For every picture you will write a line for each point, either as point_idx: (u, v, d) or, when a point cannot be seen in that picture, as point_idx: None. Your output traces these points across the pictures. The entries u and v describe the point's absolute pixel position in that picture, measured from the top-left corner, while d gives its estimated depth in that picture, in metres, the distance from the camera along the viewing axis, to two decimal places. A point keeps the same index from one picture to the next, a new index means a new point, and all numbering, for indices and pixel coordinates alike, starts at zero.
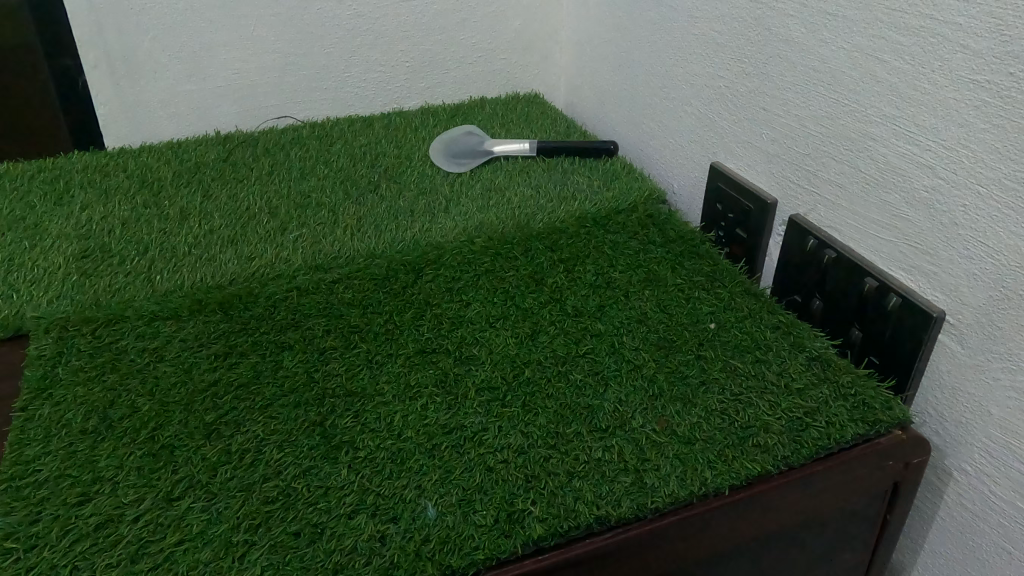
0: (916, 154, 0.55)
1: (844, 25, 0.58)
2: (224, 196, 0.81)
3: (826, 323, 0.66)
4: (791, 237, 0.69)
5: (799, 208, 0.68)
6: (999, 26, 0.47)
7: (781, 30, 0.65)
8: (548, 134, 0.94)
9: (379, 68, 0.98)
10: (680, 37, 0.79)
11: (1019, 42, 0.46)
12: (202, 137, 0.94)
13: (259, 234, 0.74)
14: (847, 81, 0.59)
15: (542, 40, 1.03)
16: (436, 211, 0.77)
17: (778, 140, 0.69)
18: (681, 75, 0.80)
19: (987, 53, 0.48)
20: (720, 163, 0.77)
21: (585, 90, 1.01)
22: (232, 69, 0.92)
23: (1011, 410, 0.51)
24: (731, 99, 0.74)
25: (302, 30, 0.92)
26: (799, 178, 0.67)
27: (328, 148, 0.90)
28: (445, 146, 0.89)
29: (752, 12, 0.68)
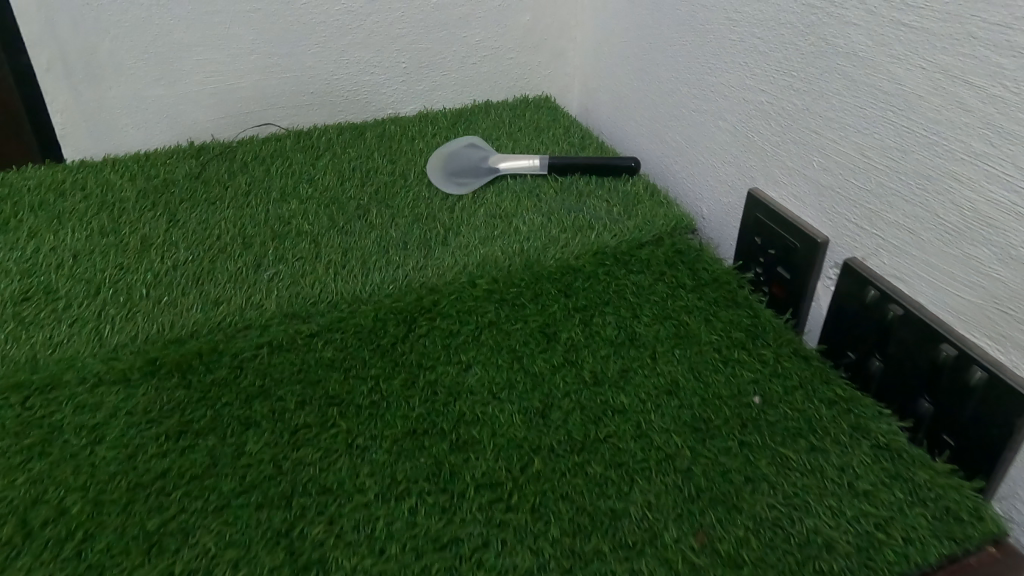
0: (1013, 202, 0.45)
1: (924, 40, 0.48)
2: (193, 222, 0.71)
3: (888, 388, 0.56)
4: (847, 284, 0.58)
5: (855, 251, 0.58)
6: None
7: (840, 41, 0.55)
8: (561, 147, 0.84)
9: (371, 69, 0.87)
10: (713, 41, 0.69)
11: None
12: (173, 148, 0.83)
13: (230, 273, 0.64)
14: (924, 108, 0.49)
15: (555, 37, 0.92)
16: (432, 245, 0.67)
17: (830, 169, 0.58)
18: (715, 86, 0.70)
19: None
20: (758, 190, 0.67)
21: (602, 95, 0.90)
22: (207, 72, 0.82)
23: None
24: (775, 118, 0.63)
25: (284, 28, 0.81)
26: (856, 216, 0.57)
27: (314, 162, 0.80)
28: (445, 162, 0.78)
29: (803, 18, 0.58)
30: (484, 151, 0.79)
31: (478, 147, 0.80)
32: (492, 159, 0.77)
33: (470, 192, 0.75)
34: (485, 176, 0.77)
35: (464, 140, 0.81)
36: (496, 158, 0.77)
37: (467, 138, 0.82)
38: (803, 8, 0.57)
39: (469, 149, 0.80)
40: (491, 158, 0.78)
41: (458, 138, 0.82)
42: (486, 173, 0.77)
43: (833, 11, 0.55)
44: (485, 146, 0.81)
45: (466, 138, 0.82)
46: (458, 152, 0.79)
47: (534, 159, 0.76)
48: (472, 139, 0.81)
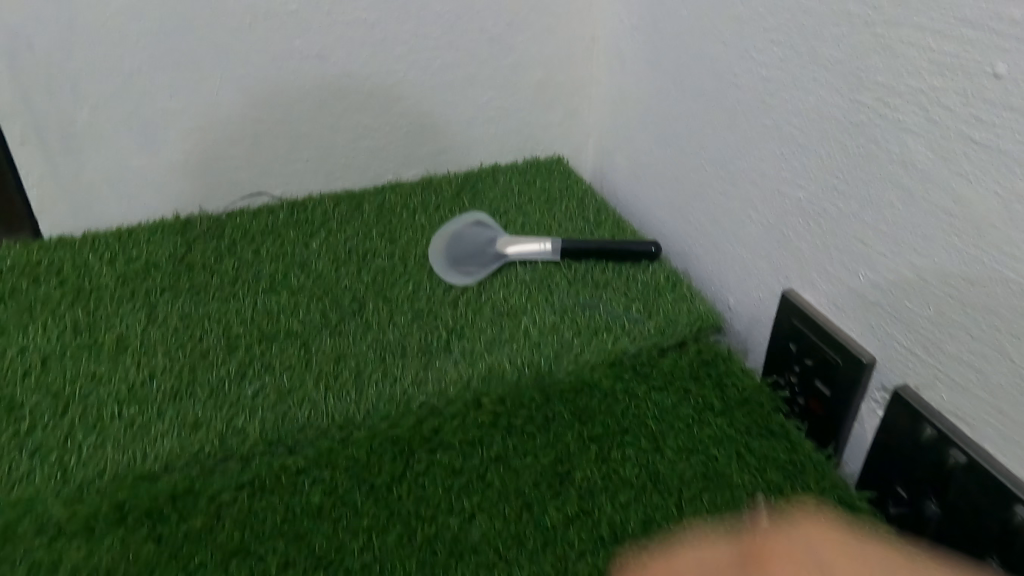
0: None
1: (999, 162, 0.41)
2: (174, 317, 0.64)
3: (948, 539, 0.49)
4: (897, 415, 0.51)
5: (906, 379, 0.51)
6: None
7: (895, 148, 0.47)
8: (574, 224, 0.77)
9: (369, 133, 0.80)
10: (744, 122, 0.61)
11: None
12: (158, 223, 0.76)
13: (210, 386, 0.57)
14: (998, 238, 0.42)
15: (568, 95, 0.85)
16: (434, 350, 0.62)
17: (879, 284, 0.51)
18: (746, 172, 0.62)
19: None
20: (794, 291, 0.60)
21: (617, 160, 0.83)
22: (193, 141, 0.74)
23: None
24: (815, 218, 0.56)
25: (276, 92, 0.74)
26: (910, 342, 0.50)
27: (307, 243, 0.74)
28: (448, 244, 0.72)
29: (850, 115, 0.50)
30: (490, 233, 0.73)
31: (484, 228, 0.74)
32: (499, 243, 0.71)
33: (474, 282, 0.69)
34: (491, 261, 0.71)
35: (469, 218, 0.75)
36: (503, 241, 0.71)
37: (469, 216, 0.76)
38: (850, 103, 0.50)
39: (473, 230, 0.74)
40: (498, 241, 0.72)
41: (462, 214, 0.76)
42: (492, 259, 0.71)
43: (886, 112, 0.47)
44: (491, 225, 0.75)
45: (471, 214, 0.76)
46: (462, 234, 0.73)
47: (543, 244, 0.70)
48: (477, 218, 0.75)
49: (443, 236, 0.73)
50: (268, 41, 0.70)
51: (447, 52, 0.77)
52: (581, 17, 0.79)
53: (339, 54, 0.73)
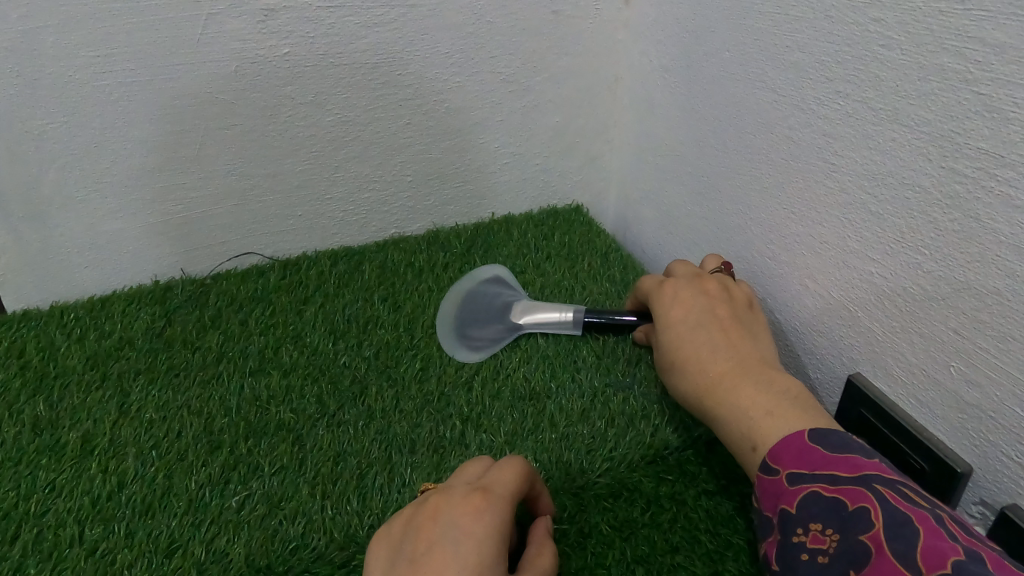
0: None
1: None
2: (148, 409, 0.56)
3: None
4: (999, 536, 0.44)
5: (1014, 497, 0.43)
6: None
7: (1004, 228, 0.39)
8: (599, 284, 0.70)
9: (370, 185, 0.72)
10: (799, 181, 0.54)
11: None
12: (135, 290, 0.69)
13: (189, 497, 0.49)
14: None
15: (588, 139, 0.77)
16: (446, 445, 0.54)
17: (977, 383, 0.43)
18: (805, 237, 0.55)
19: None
20: (862, 377, 0.52)
21: (644, 211, 0.75)
22: (175, 199, 0.66)
23: None
24: (891, 297, 0.48)
25: (266, 144, 0.66)
26: (1021, 456, 0.42)
27: (301, 312, 0.66)
28: (460, 307, 0.65)
29: (943, 185, 0.42)
30: (511, 297, 0.65)
31: (505, 292, 0.66)
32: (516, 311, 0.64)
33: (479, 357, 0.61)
34: (502, 331, 0.63)
35: (492, 278, 0.67)
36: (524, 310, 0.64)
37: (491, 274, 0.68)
38: (943, 171, 0.42)
39: (493, 292, 0.66)
40: (517, 309, 0.64)
41: (485, 269, 0.68)
42: (505, 328, 0.63)
43: (993, 185, 0.39)
44: (514, 288, 0.67)
45: (495, 271, 0.68)
46: (479, 296, 0.66)
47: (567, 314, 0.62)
48: (501, 279, 0.67)
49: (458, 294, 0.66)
50: (257, 88, 0.62)
51: (458, 95, 0.69)
52: (604, 55, 0.71)
53: (338, 99, 0.66)
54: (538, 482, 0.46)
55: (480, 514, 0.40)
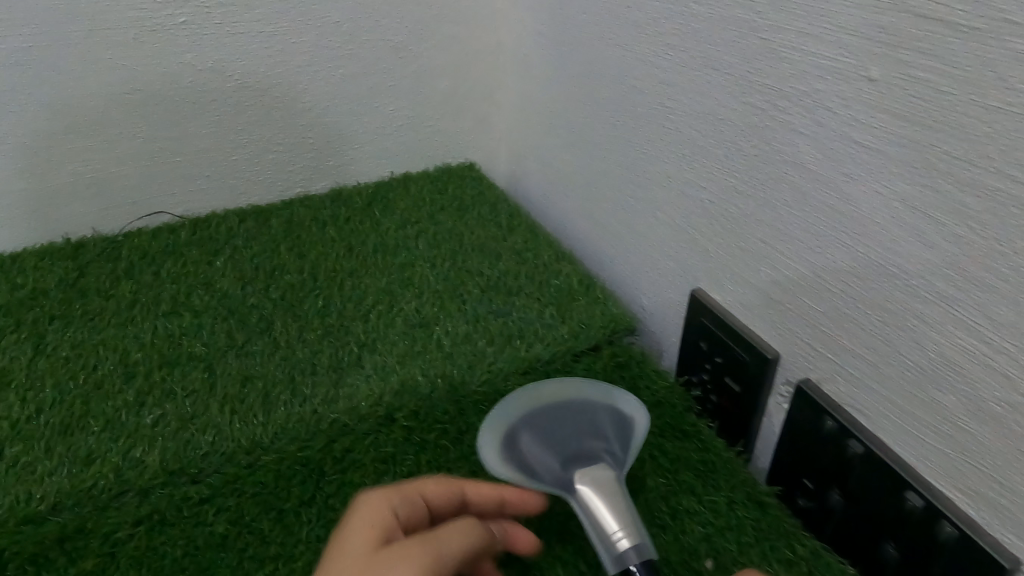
0: (986, 355, 0.40)
1: (879, 162, 0.42)
2: (63, 347, 0.61)
3: (848, 527, 0.51)
4: (799, 408, 0.53)
5: (808, 373, 0.53)
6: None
7: (786, 148, 0.48)
8: (486, 231, 0.77)
9: (273, 147, 0.78)
10: (646, 126, 0.62)
11: None
12: (45, 248, 0.73)
13: (105, 417, 0.55)
14: (884, 236, 0.43)
15: (476, 101, 0.84)
16: (345, 366, 0.60)
17: (780, 283, 0.53)
18: (652, 174, 0.63)
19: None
20: (702, 291, 0.61)
21: (529, 165, 0.83)
22: (81, 160, 0.71)
23: None
24: (717, 218, 0.57)
25: (169, 108, 0.71)
26: (812, 337, 0.51)
27: (211, 262, 0.72)
28: (543, 400, 0.46)
29: (744, 117, 0.51)
30: (605, 453, 0.44)
31: (616, 431, 0.45)
32: (601, 463, 0.43)
33: (490, 468, 0.43)
34: (550, 475, 0.43)
35: (623, 408, 0.46)
36: (603, 472, 0.42)
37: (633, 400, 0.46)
38: (742, 106, 0.51)
39: (607, 418, 0.46)
40: (601, 453, 0.44)
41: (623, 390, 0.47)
42: (558, 467, 0.43)
43: (776, 114, 0.48)
44: (630, 441, 0.45)
45: (634, 402, 0.46)
46: (579, 409, 0.46)
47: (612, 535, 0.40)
48: (635, 417, 0.46)
49: (559, 391, 0.46)
50: (157, 56, 0.67)
51: (350, 62, 0.75)
52: (484, 22, 0.78)
53: (237, 66, 0.71)
54: (474, 484, 0.47)
55: (363, 494, 0.42)
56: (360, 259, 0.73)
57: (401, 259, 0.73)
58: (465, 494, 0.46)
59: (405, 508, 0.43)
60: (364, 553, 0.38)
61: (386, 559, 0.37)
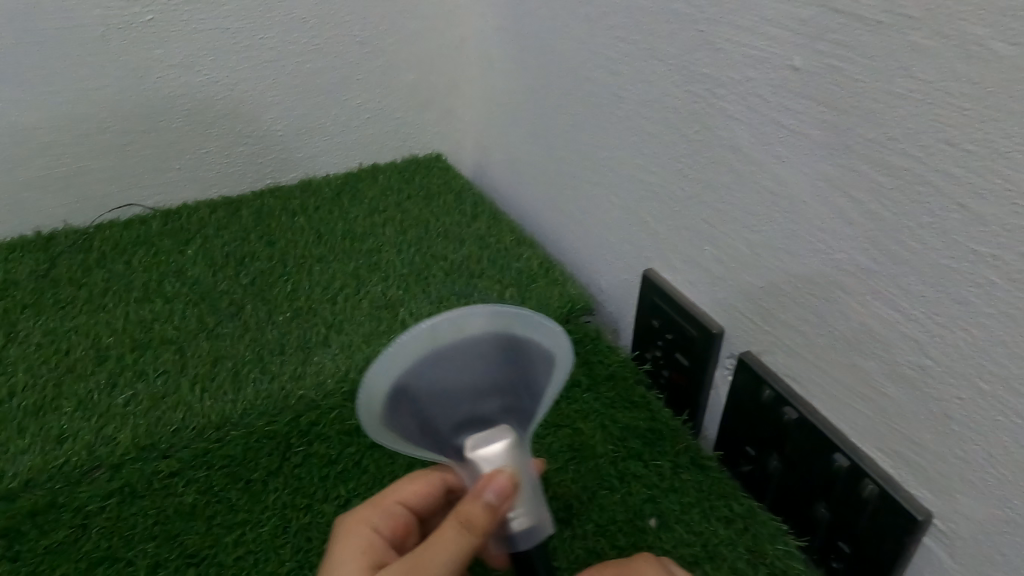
0: (899, 323, 0.42)
1: (804, 144, 0.45)
2: (37, 333, 0.63)
3: (785, 490, 0.54)
4: (742, 378, 0.56)
5: (750, 345, 0.56)
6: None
7: (725, 134, 0.52)
8: (451, 218, 0.80)
9: (244, 139, 0.80)
10: (600, 115, 0.65)
11: None
12: (18, 241, 0.75)
13: (77, 399, 0.57)
14: (810, 214, 0.46)
15: (442, 93, 0.87)
16: (312, 346, 0.62)
17: (723, 260, 0.56)
18: (607, 161, 0.66)
19: (1019, 235, 0.34)
20: (654, 270, 0.64)
21: (493, 155, 0.85)
22: (53, 155, 0.73)
23: None
24: (666, 202, 0.60)
25: (140, 102, 0.73)
26: (751, 311, 0.54)
27: (182, 251, 0.74)
28: (441, 347, 0.35)
29: (687, 105, 0.54)
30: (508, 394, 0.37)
31: (526, 370, 0.37)
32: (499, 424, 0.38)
33: (364, 427, 0.36)
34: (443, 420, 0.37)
35: (539, 342, 0.37)
36: (503, 440, 0.37)
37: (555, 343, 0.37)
38: (686, 94, 0.54)
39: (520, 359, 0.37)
40: (498, 411, 0.38)
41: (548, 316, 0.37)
42: (448, 430, 0.37)
43: (715, 101, 0.52)
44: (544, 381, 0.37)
45: (556, 337, 0.36)
46: (487, 355, 0.36)
47: (510, 516, 0.37)
48: (551, 352, 0.37)
49: (465, 328, 0.35)
50: (125, 51, 0.69)
51: (316, 57, 0.78)
52: (447, 17, 0.81)
53: (205, 62, 0.73)
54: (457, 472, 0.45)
55: (339, 526, 0.43)
56: (329, 246, 0.75)
57: (369, 246, 0.75)
58: (450, 485, 0.45)
59: (389, 522, 0.44)
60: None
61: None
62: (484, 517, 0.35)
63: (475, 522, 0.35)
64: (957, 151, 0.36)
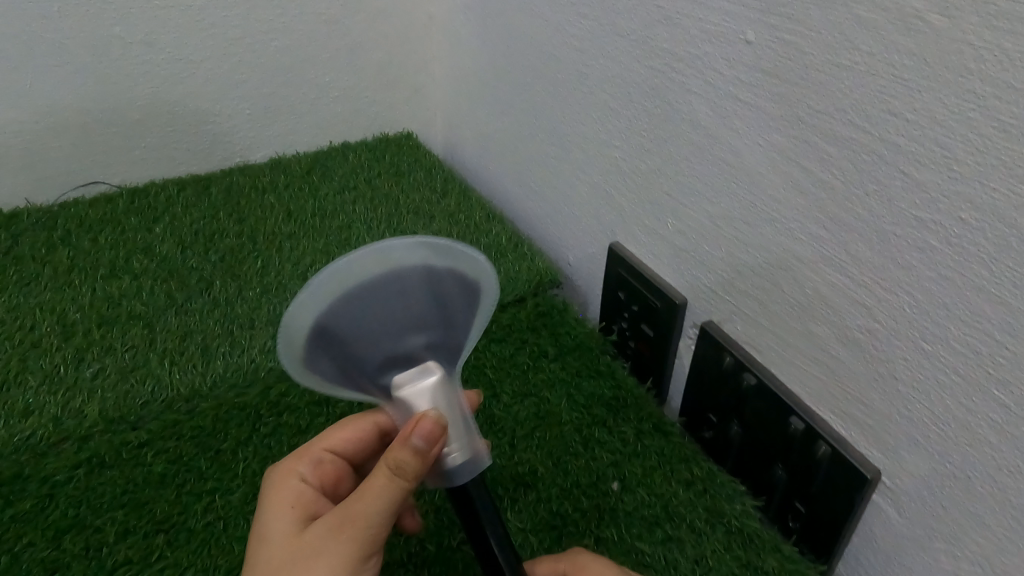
0: (849, 288, 0.43)
1: (758, 116, 0.46)
2: (3, 309, 0.63)
3: (745, 455, 0.55)
4: (704, 348, 0.57)
5: (711, 315, 0.57)
6: (982, 166, 0.34)
7: (684, 107, 0.53)
8: (420, 196, 0.80)
9: (212, 117, 0.80)
10: (566, 91, 0.66)
11: (973, 181, 0.35)
12: None
13: (44, 373, 0.57)
14: (765, 184, 0.48)
15: (412, 72, 0.87)
16: (282, 320, 0.63)
17: (685, 232, 0.57)
18: (573, 137, 0.67)
19: (953, 195, 0.36)
20: (620, 244, 0.65)
21: (463, 133, 0.86)
22: (17, 131, 0.72)
23: None
24: (630, 175, 0.61)
25: (105, 78, 0.73)
26: (712, 281, 0.56)
27: (151, 228, 0.74)
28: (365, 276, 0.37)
29: (648, 80, 0.55)
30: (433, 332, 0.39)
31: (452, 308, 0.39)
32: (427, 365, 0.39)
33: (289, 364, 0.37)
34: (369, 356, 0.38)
35: (462, 278, 0.39)
36: (432, 378, 0.39)
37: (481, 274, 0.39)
38: (647, 69, 0.55)
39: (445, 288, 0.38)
40: (423, 347, 0.39)
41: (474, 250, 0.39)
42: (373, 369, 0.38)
43: (674, 75, 0.53)
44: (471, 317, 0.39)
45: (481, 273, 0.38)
46: (409, 285, 0.38)
47: (445, 451, 0.38)
48: (474, 283, 0.39)
49: (390, 259, 0.37)
50: (88, 28, 0.69)
51: (284, 34, 0.78)
52: None
53: (170, 40, 0.73)
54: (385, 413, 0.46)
55: (268, 480, 0.43)
56: (299, 223, 0.76)
57: (338, 223, 0.76)
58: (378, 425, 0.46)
59: (317, 470, 0.44)
60: (290, 533, 0.39)
61: (311, 530, 0.38)
62: (412, 462, 0.36)
63: (405, 468, 0.36)
64: (897, 119, 0.37)
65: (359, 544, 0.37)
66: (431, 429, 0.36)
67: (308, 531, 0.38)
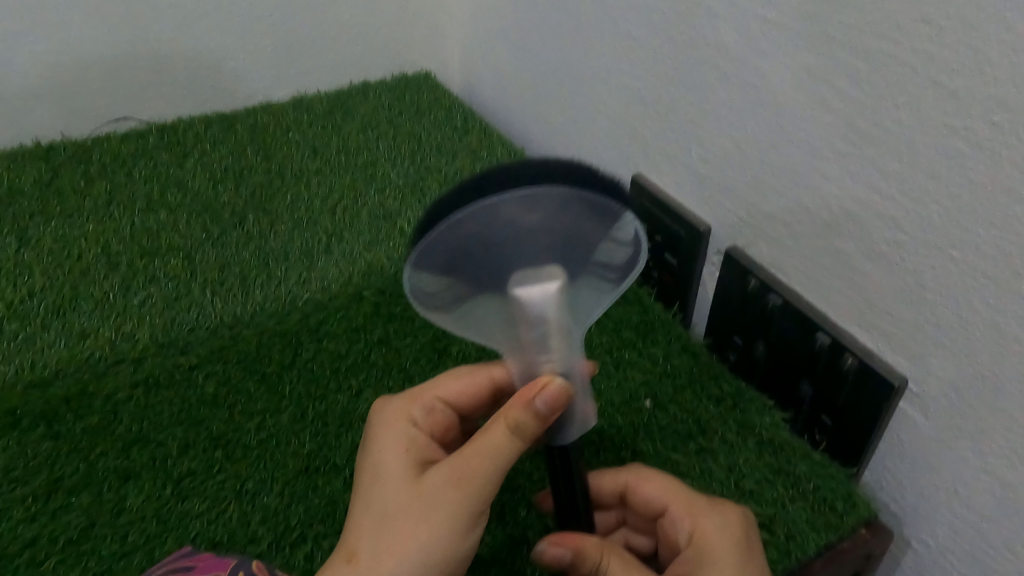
0: (875, 202, 0.44)
1: (787, 37, 0.47)
2: (47, 238, 0.65)
3: (772, 373, 0.57)
4: (729, 273, 0.58)
5: (734, 240, 0.58)
6: (1016, 69, 0.35)
7: (710, 32, 0.53)
8: (442, 135, 0.81)
9: (234, 55, 0.80)
10: (587, 23, 0.66)
11: (1005, 85, 0.36)
12: (15, 151, 0.75)
13: (96, 298, 0.59)
14: (792, 107, 0.48)
15: (429, 10, 0.87)
16: (315, 254, 0.64)
17: (709, 160, 0.58)
18: (594, 70, 0.67)
19: (982, 101, 0.37)
20: (643, 175, 0.66)
21: (481, 71, 0.86)
22: (45, 66, 0.73)
23: (978, 492, 0.44)
24: (654, 105, 0.62)
25: (128, 14, 0.73)
26: (735, 206, 0.57)
27: (182, 164, 0.75)
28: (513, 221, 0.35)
29: (673, 6, 0.56)
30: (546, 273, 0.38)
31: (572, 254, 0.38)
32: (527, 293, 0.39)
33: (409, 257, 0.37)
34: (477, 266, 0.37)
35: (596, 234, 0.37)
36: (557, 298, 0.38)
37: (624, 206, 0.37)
38: None
39: (586, 221, 0.37)
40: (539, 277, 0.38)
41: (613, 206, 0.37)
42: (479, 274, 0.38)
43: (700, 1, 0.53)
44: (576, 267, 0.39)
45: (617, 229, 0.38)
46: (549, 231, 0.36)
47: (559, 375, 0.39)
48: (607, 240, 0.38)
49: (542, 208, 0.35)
50: None
51: None
52: None
53: None
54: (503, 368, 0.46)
55: (377, 418, 0.45)
56: (325, 159, 0.77)
57: (363, 160, 0.77)
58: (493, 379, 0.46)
59: (428, 417, 0.46)
60: (401, 472, 0.41)
61: (427, 477, 0.40)
62: (532, 423, 0.38)
63: (525, 427, 0.38)
64: (929, 30, 0.38)
65: (475, 497, 0.39)
66: (558, 395, 0.38)
67: (423, 477, 0.40)
